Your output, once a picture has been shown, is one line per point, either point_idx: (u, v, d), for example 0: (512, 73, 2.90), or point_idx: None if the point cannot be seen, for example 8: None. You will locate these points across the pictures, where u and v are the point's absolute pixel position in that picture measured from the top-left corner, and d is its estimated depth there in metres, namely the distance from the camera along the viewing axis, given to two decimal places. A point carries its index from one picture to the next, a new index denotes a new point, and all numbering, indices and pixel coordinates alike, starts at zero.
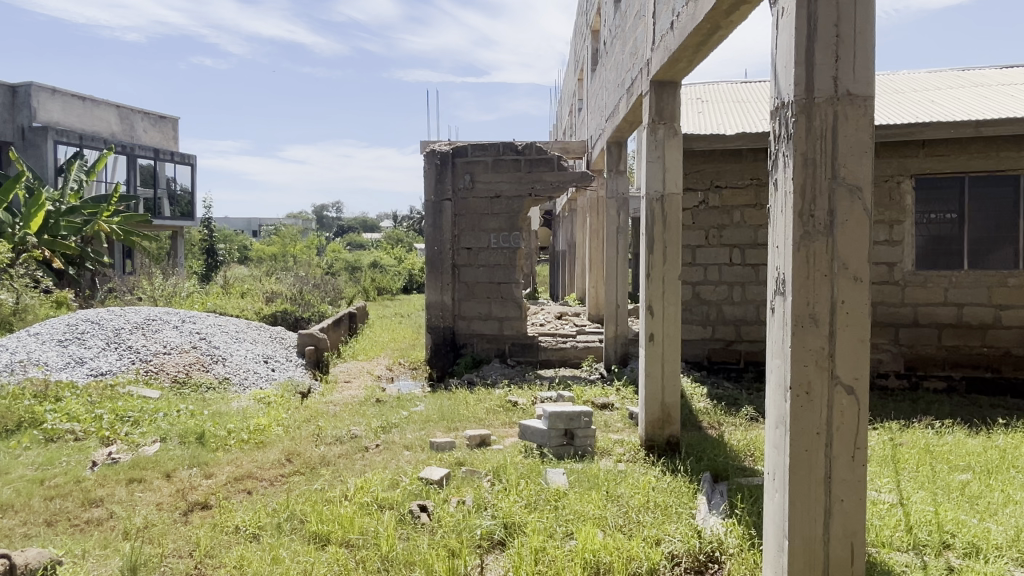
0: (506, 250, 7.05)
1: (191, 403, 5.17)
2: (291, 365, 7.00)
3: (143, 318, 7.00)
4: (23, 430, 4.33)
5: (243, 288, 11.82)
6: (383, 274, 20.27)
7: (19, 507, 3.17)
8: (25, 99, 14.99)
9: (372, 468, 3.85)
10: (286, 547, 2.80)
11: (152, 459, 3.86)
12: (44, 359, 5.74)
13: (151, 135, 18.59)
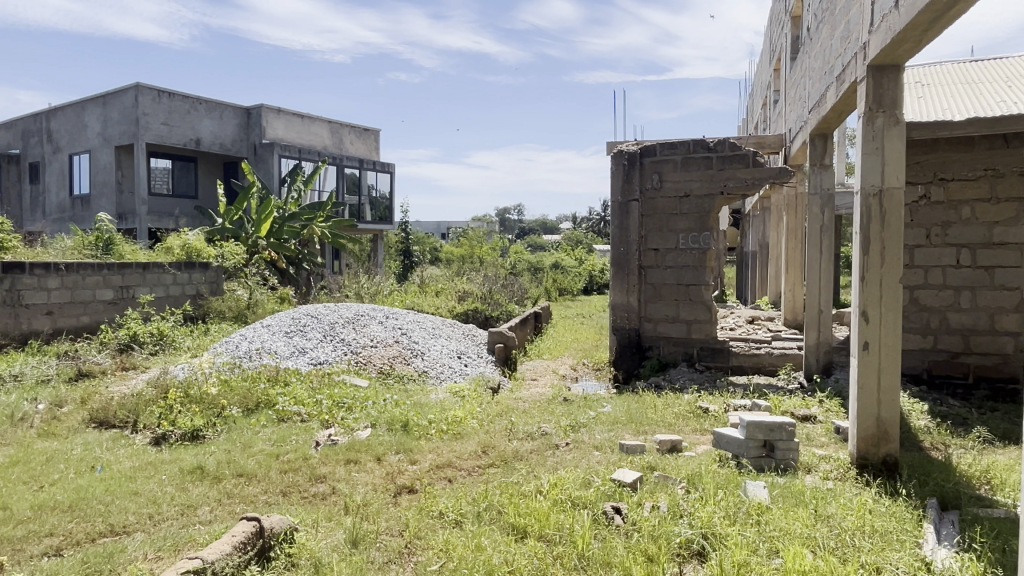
0: (696, 251, 6.80)
1: (395, 393, 5.58)
2: (482, 361, 7.30)
3: (353, 314, 7.68)
4: (260, 409, 4.93)
5: (438, 287, 12.57)
6: (565, 275, 20.58)
7: (260, 477, 3.61)
8: (257, 120, 17.13)
9: (563, 466, 3.90)
10: (487, 535, 2.91)
11: (365, 443, 4.21)
12: (274, 348, 6.50)
13: (357, 146, 20.39)
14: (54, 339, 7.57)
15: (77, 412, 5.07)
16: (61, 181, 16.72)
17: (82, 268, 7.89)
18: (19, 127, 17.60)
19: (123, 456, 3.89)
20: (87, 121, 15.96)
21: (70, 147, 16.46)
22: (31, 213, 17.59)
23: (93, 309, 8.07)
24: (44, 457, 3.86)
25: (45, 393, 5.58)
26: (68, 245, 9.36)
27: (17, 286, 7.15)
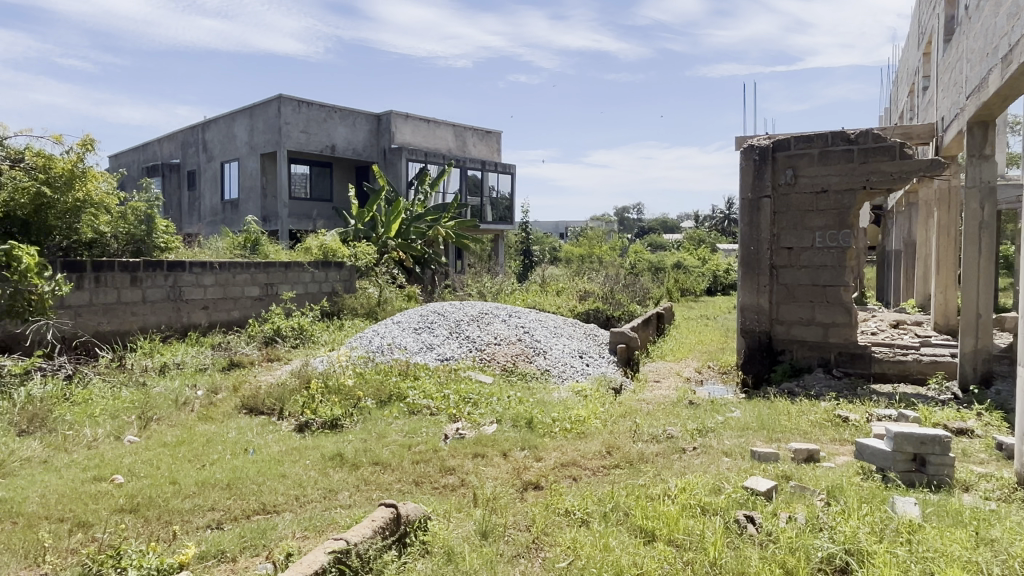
0: (835, 250, 6.42)
1: (519, 390, 5.66)
2: (604, 361, 7.26)
3: (478, 312, 7.87)
4: (392, 402, 5.16)
5: (558, 286, 12.63)
6: (688, 275, 20.05)
7: (393, 466, 3.78)
8: (387, 125, 17.92)
9: (691, 471, 3.80)
10: (615, 537, 2.89)
11: (491, 438, 4.30)
12: (405, 343, 6.78)
13: (480, 148, 20.84)
14: (210, 331, 8.27)
15: (230, 399, 5.52)
16: (214, 187, 18.26)
17: (233, 266, 8.57)
18: (179, 139, 19.38)
19: (271, 441, 4.19)
20: (237, 131, 17.33)
21: (222, 155, 17.95)
22: (189, 216, 19.32)
23: (242, 304, 8.75)
24: (204, 438, 4.24)
25: (203, 380, 6.12)
26: (222, 245, 10.21)
27: (179, 282, 7.88)
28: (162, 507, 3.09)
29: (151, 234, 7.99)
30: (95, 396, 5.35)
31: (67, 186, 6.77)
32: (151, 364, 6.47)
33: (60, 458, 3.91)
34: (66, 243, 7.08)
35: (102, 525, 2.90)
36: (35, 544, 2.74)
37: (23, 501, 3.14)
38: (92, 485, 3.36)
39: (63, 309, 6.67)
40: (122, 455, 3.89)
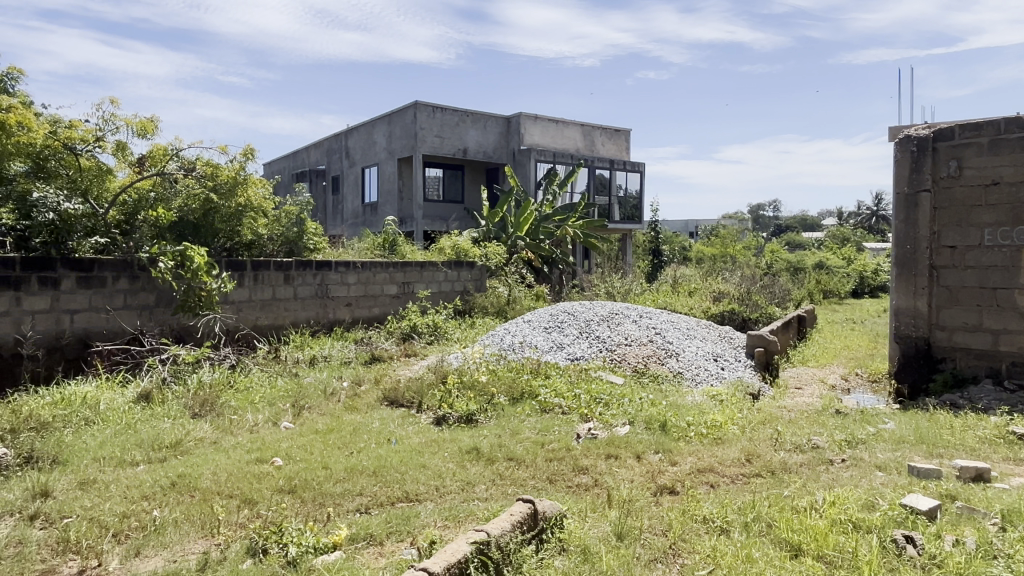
0: (1007, 248, 5.79)
1: (651, 393, 5.56)
2: (740, 365, 6.97)
3: (608, 312, 7.81)
4: (524, 399, 5.24)
5: (690, 287, 12.28)
6: (831, 276, 18.84)
7: (527, 462, 3.84)
8: (516, 127, 18.19)
9: (840, 484, 3.57)
10: (758, 548, 2.77)
11: (624, 440, 4.26)
12: (536, 342, 6.87)
13: (609, 147, 20.65)
14: (353, 327, 8.78)
15: (372, 391, 5.83)
16: (356, 191, 19.35)
17: (374, 266, 9.03)
18: (325, 146, 20.71)
19: (412, 433, 4.39)
20: (376, 137, 18.27)
21: (362, 161, 18.99)
22: (333, 219, 20.60)
23: (382, 302, 9.21)
24: (351, 427, 4.50)
25: (347, 373, 6.51)
26: (363, 245, 10.80)
27: (326, 280, 8.41)
28: (316, 489, 3.33)
29: (302, 236, 8.58)
30: (255, 384, 5.84)
31: (230, 192, 7.45)
32: (302, 356, 6.96)
33: (227, 439, 4.31)
34: (230, 244, 7.76)
35: (266, 503, 3.17)
36: (210, 516, 3.03)
37: (199, 477, 3.49)
38: (255, 466, 3.67)
39: (227, 304, 7.32)
40: (280, 439, 4.22)
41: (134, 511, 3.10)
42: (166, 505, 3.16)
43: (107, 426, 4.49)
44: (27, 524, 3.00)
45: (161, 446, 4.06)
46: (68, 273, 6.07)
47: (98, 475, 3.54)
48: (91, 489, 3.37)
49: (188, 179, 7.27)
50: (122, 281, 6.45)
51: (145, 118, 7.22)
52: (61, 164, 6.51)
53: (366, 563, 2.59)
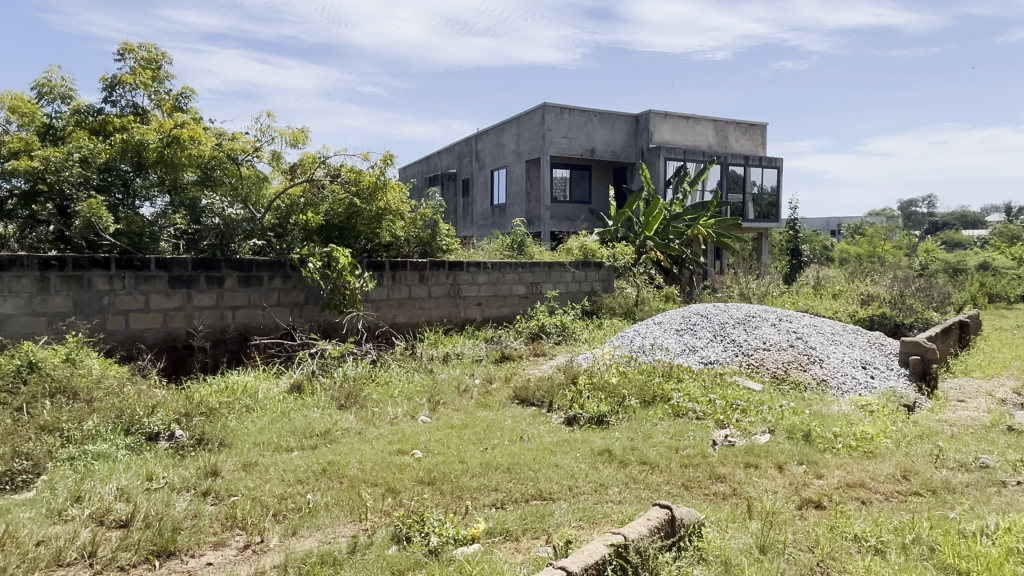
0: None
1: (792, 400, 5.28)
2: (892, 374, 6.46)
3: (744, 315, 7.50)
4: (656, 403, 5.14)
5: (834, 289, 11.54)
6: (998, 278, 17.04)
7: (662, 467, 3.76)
8: (645, 125, 17.87)
9: (1016, 509, 3.22)
10: (920, 573, 2.56)
11: (764, 449, 4.07)
12: (667, 345, 6.72)
13: (743, 143, 19.73)
14: (483, 326, 8.99)
15: (503, 389, 5.95)
16: (485, 193, 19.81)
17: (504, 266, 9.18)
18: (455, 150, 21.35)
19: (544, 432, 4.43)
20: (505, 140, 18.61)
21: (491, 164, 19.41)
22: (464, 220, 21.19)
23: (511, 302, 9.36)
24: (485, 424, 4.61)
25: (479, 370, 6.67)
26: (493, 246, 11.02)
27: (458, 280, 8.66)
28: (454, 482, 3.44)
29: (435, 237, 8.85)
30: (394, 379, 6.13)
31: (371, 197, 7.71)
32: (436, 353, 7.21)
33: (370, 430, 4.55)
34: (371, 246, 8.08)
35: (408, 492, 3.32)
36: (357, 502, 3.22)
37: (346, 464, 3.71)
38: (397, 457, 3.85)
39: (367, 303, 7.73)
40: (418, 432, 4.40)
41: (291, 493, 3.34)
42: (318, 489, 3.39)
43: (265, 414, 4.88)
44: (201, 499, 3.32)
45: (312, 435, 4.36)
46: (231, 272, 6.64)
47: (259, 458, 3.86)
48: (253, 471, 3.68)
49: (334, 185, 7.71)
50: (276, 280, 6.95)
51: (297, 128, 7.75)
52: (224, 173, 7.08)
53: (503, 558, 2.65)
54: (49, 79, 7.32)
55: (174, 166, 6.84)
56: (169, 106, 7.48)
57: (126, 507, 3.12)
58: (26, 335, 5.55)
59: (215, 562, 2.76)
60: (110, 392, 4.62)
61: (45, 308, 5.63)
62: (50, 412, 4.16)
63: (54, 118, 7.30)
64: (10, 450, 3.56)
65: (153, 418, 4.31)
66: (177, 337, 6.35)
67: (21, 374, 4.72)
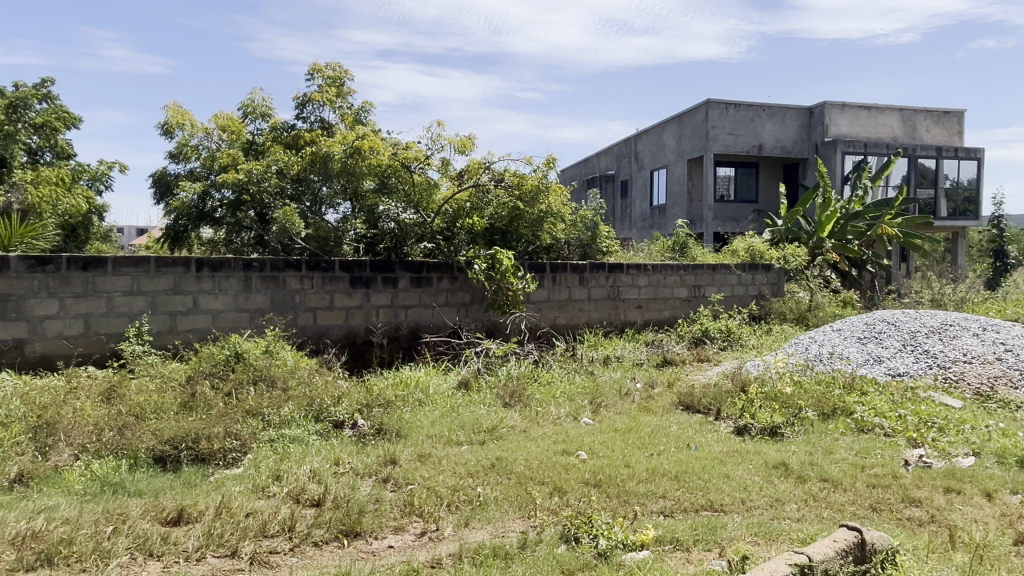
0: None
1: (1001, 421, 4.68)
2: None
3: (939, 323, 6.77)
4: (836, 416, 4.78)
5: None
6: None
7: (845, 486, 3.49)
8: (820, 118, 16.67)
9: None
10: None
11: (968, 473, 3.64)
12: (848, 354, 6.23)
13: (934, 133, 17.76)
14: (644, 329, 8.84)
15: (666, 394, 5.81)
16: (644, 194, 19.50)
17: (665, 268, 8.96)
18: (614, 152, 21.20)
19: (712, 440, 4.28)
20: (666, 139, 18.21)
21: (651, 164, 19.06)
22: (622, 222, 21.00)
23: (673, 304, 9.11)
24: (650, 429, 4.53)
25: (641, 374, 6.57)
26: (653, 248, 10.81)
27: (618, 282, 8.57)
28: (621, 486, 3.42)
29: (595, 239, 8.85)
30: (556, 379, 6.20)
31: (533, 200, 7.83)
32: (596, 355, 7.19)
33: (535, 429, 4.64)
34: (532, 248, 8.21)
35: (575, 493, 3.34)
36: (526, 499, 3.29)
37: (514, 461, 3.80)
38: (563, 457, 3.89)
39: (529, 304, 7.89)
40: (582, 434, 4.42)
41: (462, 486, 3.48)
42: (488, 483, 3.50)
43: (435, 408, 5.13)
44: (382, 485, 3.55)
45: (480, 430, 4.52)
46: (404, 273, 7.05)
47: (432, 450, 4.06)
48: (427, 462, 3.87)
49: (498, 189, 7.87)
50: (444, 281, 7.29)
51: (464, 137, 8.09)
52: (399, 181, 7.40)
53: (674, 568, 2.58)
54: (252, 100, 8.19)
55: (355, 175, 7.24)
56: (351, 119, 8.10)
57: (317, 488, 3.42)
58: (233, 329, 6.24)
59: (396, 545, 2.93)
60: (302, 381, 5.09)
61: (248, 304, 6.30)
62: (254, 398, 4.65)
63: (256, 135, 8.16)
64: (223, 430, 4.02)
65: (338, 407, 4.68)
66: (357, 333, 6.84)
67: (230, 362, 5.32)
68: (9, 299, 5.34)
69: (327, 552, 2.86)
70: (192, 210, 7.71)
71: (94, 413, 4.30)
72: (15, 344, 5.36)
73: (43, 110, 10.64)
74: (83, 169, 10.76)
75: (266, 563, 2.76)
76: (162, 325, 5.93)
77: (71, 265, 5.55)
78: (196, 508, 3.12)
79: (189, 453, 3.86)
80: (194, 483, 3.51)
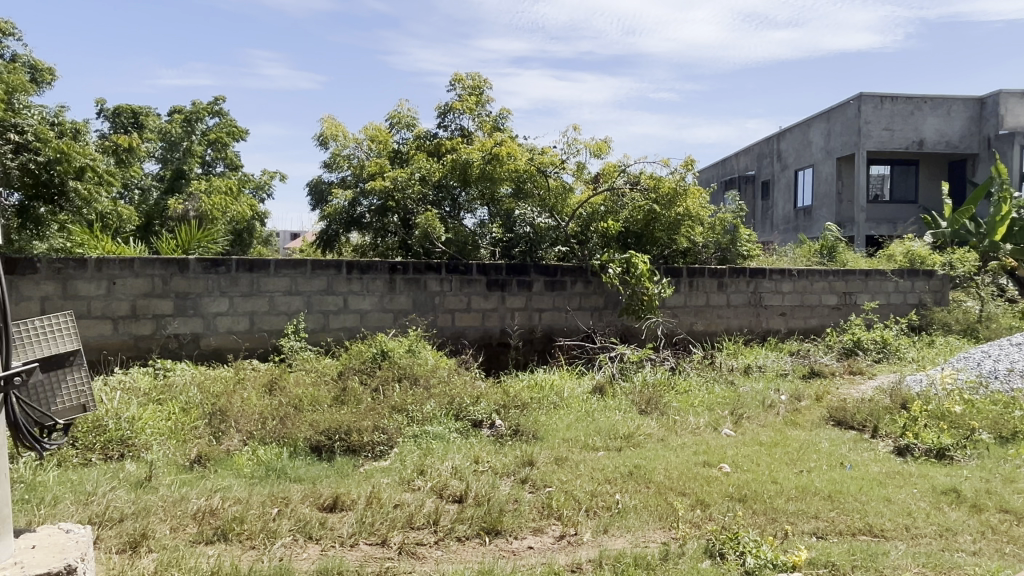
0: None
1: None
2: None
3: None
4: (1017, 441, 4.29)
5: None
6: None
7: None
8: (993, 108, 15.04)
9: None
10: None
11: None
12: None
13: None
14: (787, 338, 8.36)
15: (815, 408, 5.46)
16: (788, 196, 18.50)
17: (812, 274, 8.41)
18: (754, 151, 20.27)
19: (869, 460, 3.98)
20: (813, 137, 17.17)
21: (796, 164, 18.03)
22: (762, 225, 20.05)
23: (821, 312, 8.54)
24: (798, 444, 4.29)
25: (785, 386, 6.21)
26: (798, 252, 10.21)
27: (760, 289, 8.16)
28: (768, 503, 3.26)
29: (735, 243, 8.50)
30: (694, 388, 6.00)
31: (670, 203, 7.69)
32: (736, 364, 6.90)
33: (673, 438, 4.53)
34: (668, 252, 8.05)
35: (718, 506, 3.23)
36: (667, 509, 3.22)
37: (653, 470, 3.74)
38: (704, 469, 3.77)
39: (664, 310, 7.67)
40: (724, 445, 4.25)
41: (600, 491, 3.46)
42: (627, 491, 3.46)
43: (571, 411, 5.13)
44: (520, 485, 3.61)
45: (616, 436, 4.48)
46: (538, 277, 7.12)
47: (569, 454, 4.07)
48: (564, 465, 3.88)
49: (634, 193, 7.77)
50: (578, 285, 7.29)
51: (600, 140, 8.05)
52: (535, 185, 7.55)
53: None
54: (399, 110, 8.61)
55: (493, 180, 7.40)
56: (489, 126, 8.31)
57: (459, 484, 3.52)
58: (378, 328, 6.58)
59: (536, 547, 2.97)
60: (442, 380, 5.27)
61: (392, 305, 6.62)
62: (399, 394, 4.88)
63: (401, 144, 8.56)
64: (371, 423, 4.25)
65: (477, 407, 4.81)
66: (492, 335, 7.00)
67: (377, 360, 5.61)
68: (188, 297, 5.92)
69: (469, 548, 2.95)
70: (343, 215, 8.10)
71: (258, 402, 4.68)
72: (192, 337, 5.95)
73: (216, 125, 11.72)
74: (248, 179, 11.76)
75: (413, 553, 2.88)
76: (316, 323, 6.36)
77: (239, 266, 6.07)
78: (349, 497, 3.31)
79: (341, 444, 4.11)
80: (346, 473, 3.73)
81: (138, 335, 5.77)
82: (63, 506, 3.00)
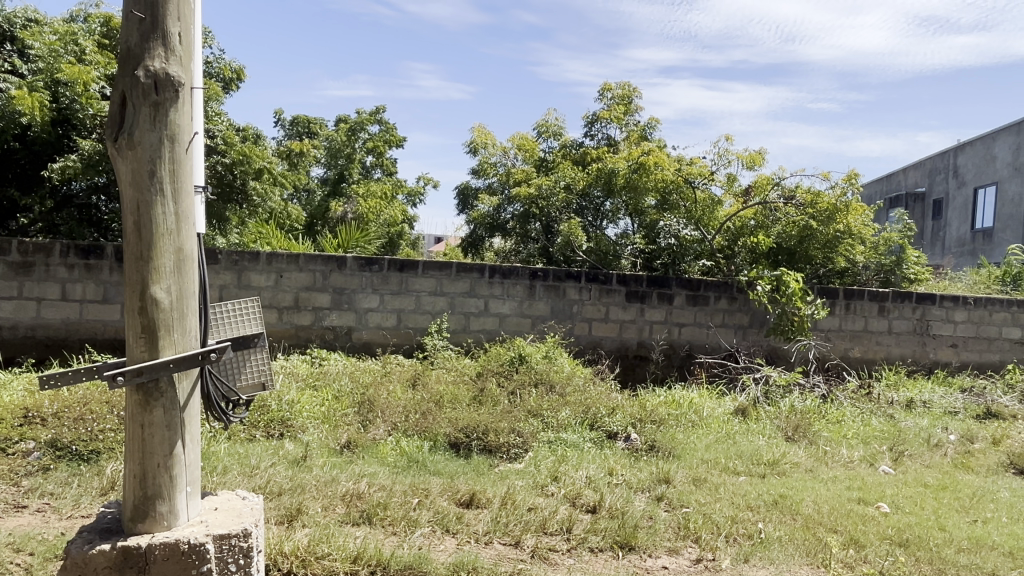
0: None
1: None
2: None
3: None
4: None
5: None
6: None
7: None
8: None
9: None
10: None
11: None
12: None
13: None
14: (959, 372, 7.55)
15: (991, 452, 4.89)
16: (964, 215, 16.82)
17: (991, 303, 7.55)
18: (926, 166, 18.52)
19: None
20: (998, 152, 15.52)
21: (977, 180, 16.32)
22: (933, 248, 18.37)
23: (1002, 346, 7.63)
24: (971, 491, 3.85)
25: (956, 425, 5.60)
26: (976, 278, 9.20)
27: (927, 315, 7.44)
28: (934, 552, 2.98)
29: (901, 265, 7.82)
30: (848, 419, 5.57)
31: (828, 219, 7.17)
32: (898, 397, 6.31)
33: (823, 469, 4.24)
34: (823, 272, 7.57)
35: (875, 549, 2.98)
36: (816, 544, 3.03)
37: (800, 502, 3.51)
38: (859, 506, 3.49)
39: (817, 332, 7.18)
40: (882, 483, 3.91)
41: (741, 518, 3.30)
42: (771, 521, 3.28)
43: (711, 432, 4.94)
44: (656, 503, 3.51)
45: (760, 462, 4.26)
46: (680, 290, 6.92)
47: (708, 476, 3.92)
48: (702, 487, 3.74)
49: (788, 208, 7.32)
50: (722, 300, 7.00)
51: (753, 151, 7.70)
52: (681, 198, 7.29)
53: None
54: (547, 120, 8.71)
55: (638, 190, 7.25)
56: (637, 136, 8.21)
57: (593, 495, 3.49)
58: (516, 332, 6.68)
59: (671, 567, 2.89)
60: (578, 389, 5.24)
61: (531, 311, 6.70)
62: (535, 400, 4.93)
63: (547, 153, 8.66)
64: (508, 426, 4.32)
65: (613, 419, 4.74)
66: (630, 346, 6.89)
67: (514, 364, 5.69)
68: (343, 292, 6.33)
69: (601, 560, 2.91)
70: (488, 220, 8.28)
71: (402, 396, 4.89)
72: (346, 329, 6.34)
73: (377, 133, 12.44)
74: (402, 186, 12.37)
75: (545, 558, 2.88)
76: (457, 323, 6.57)
77: (391, 266, 6.39)
78: (485, 495, 3.37)
79: (478, 443, 4.21)
80: (483, 471, 3.82)
81: (299, 325, 6.24)
82: (232, 476, 3.30)
